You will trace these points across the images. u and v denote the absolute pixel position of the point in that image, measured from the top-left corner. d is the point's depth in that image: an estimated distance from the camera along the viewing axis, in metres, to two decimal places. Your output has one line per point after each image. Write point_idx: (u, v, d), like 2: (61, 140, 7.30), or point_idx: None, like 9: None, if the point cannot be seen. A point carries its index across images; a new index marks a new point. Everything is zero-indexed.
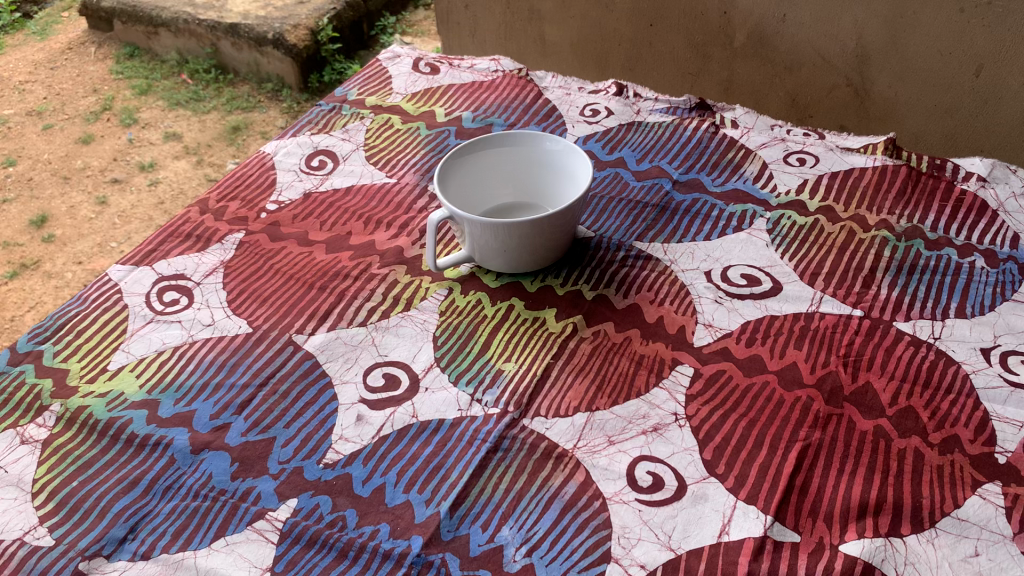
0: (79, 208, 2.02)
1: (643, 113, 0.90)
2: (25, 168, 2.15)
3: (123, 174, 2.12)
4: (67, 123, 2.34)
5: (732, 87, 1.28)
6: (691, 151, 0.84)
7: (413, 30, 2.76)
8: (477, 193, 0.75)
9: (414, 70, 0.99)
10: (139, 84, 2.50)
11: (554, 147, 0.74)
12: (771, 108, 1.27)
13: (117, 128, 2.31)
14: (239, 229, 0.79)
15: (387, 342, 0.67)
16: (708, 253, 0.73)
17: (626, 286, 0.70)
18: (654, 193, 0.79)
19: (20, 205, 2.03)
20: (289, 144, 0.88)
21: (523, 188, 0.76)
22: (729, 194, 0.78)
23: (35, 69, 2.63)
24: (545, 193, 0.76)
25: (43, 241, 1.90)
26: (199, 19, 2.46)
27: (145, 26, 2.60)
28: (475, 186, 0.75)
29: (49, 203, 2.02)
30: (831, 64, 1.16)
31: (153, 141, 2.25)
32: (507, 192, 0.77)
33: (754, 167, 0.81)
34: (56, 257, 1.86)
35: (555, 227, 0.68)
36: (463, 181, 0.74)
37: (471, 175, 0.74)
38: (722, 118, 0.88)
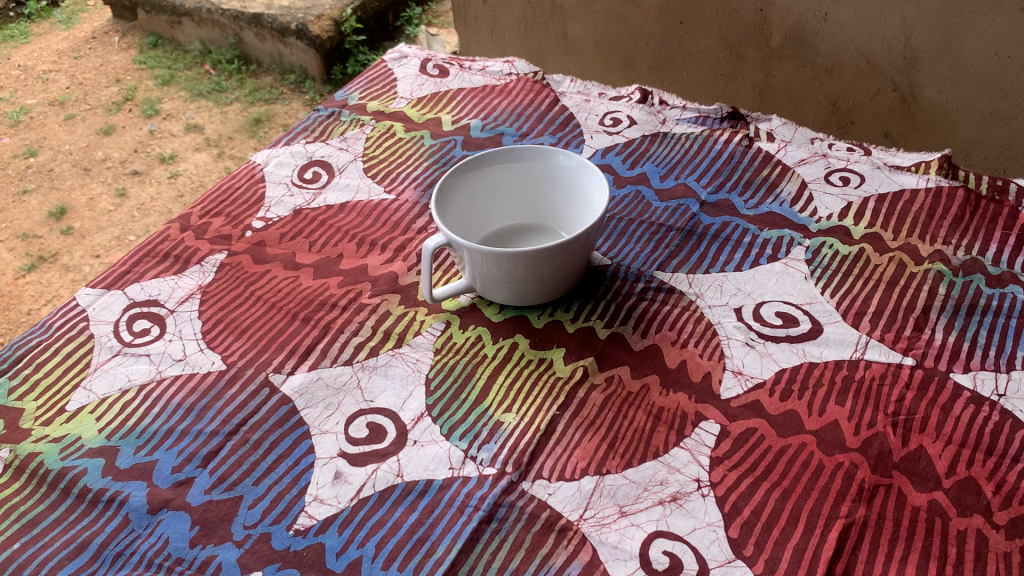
0: (99, 200, 1.96)
1: (669, 123, 0.82)
2: (45, 159, 2.11)
3: (143, 165, 2.07)
4: (89, 113, 2.29)
5: (768, 89, 1.19)
6: (720, 167, 0.76)
7: (442, 20, 2.67)
8: (480, 214, 0.68)
9: (421, 72, 0.91)
10: (161, 74, 2.44)
11: (567, 163, 0.66)
12: (809, 113, 1.18)
13: (137, 119, 2.25)
14: (222, 249, 0.72)
15: (374, 385, 0.60)
16: (738, 285, 0.64)
17: (645, 324, 0.62)
18: (678, 215, 0.71)
19: (39, 197, 1.98)
20: (282, 153, 0.81)
21: (531, 207, 0.69)
22: (763, 217, 0.70)
23: (59, 57, 2.59)
24: (557, 213, 0.68)
25: (61, 233, 1.85)
26: (221, 9, 2.40)
27: (168, 15, 2.54)
28: (478, 206, 0.67)
29: (68, 195, 1.97)
30: (877, 67, 1.07)
31: (174, 133, 2.19)
32: (513, 211, 0.69)
33: (791, 186, 0.73)
34: (74, 251, 1.81)
35: (566, 256, 0.60)
36: (465, 202, 0.66)
37: (473, 195, 0.66)
38: (756, 129, 0.80)
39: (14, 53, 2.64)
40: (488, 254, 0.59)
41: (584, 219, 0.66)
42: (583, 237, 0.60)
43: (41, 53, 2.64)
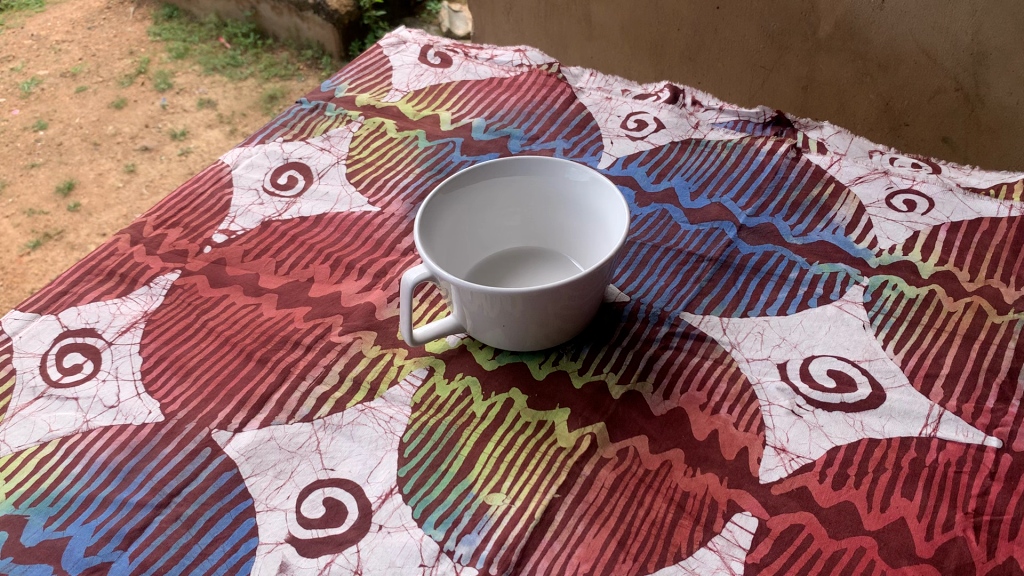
0: (107, 176, 1.86)
1: (703, 127, 0.70)
2: (54, 132, 2.00)
3: (154, 141, 1.95)
4: (101, 85, 2.17)
5: (812, 85, 1.07)
6: (762, 183, 0.64)
7: None
8: (475, 237, 0.57)
9: (421, 61, 0.80)
10: (176, 47, 2.33)
11: (579, 179, 0.54)
12: (858, 113, 1.06)
13: (147, 92, 2.14)
14: (175, 267, 0.62)
15: (336, 449, 0.49)
16: (783, 334, 0.53)
17: (668, 380, 0.51)
18: (712, 241, 0.60)
19: (47, 172, 1.88)
20: (255, 153, 0.71)
21: (535, 228, 0.58)
22: (813, 248, 0.59)
23: (73, 27, 2.47)
24: (565, 236, 0.57)
25: (68, 210, 1.75)
26: None
27: None
28: (473, 229, 0.56)
29: (76, 169, 1.87)
30: (939, 63, 0.94)
31: (187, 108, 2.07)
32: (514, 232, 0.58)
33: (846, 209, 0.62)
34: (80, 229, 1.71)
35: (576, 296, 0.49)
36: (457, 223, 0.55)
37: (467, 215, 0.55)
38: (805, 138, 0.69)
39: (28, 23, 2.52)
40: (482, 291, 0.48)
41: (598, 247, 0.55)
42: (596, 274, 0.48)
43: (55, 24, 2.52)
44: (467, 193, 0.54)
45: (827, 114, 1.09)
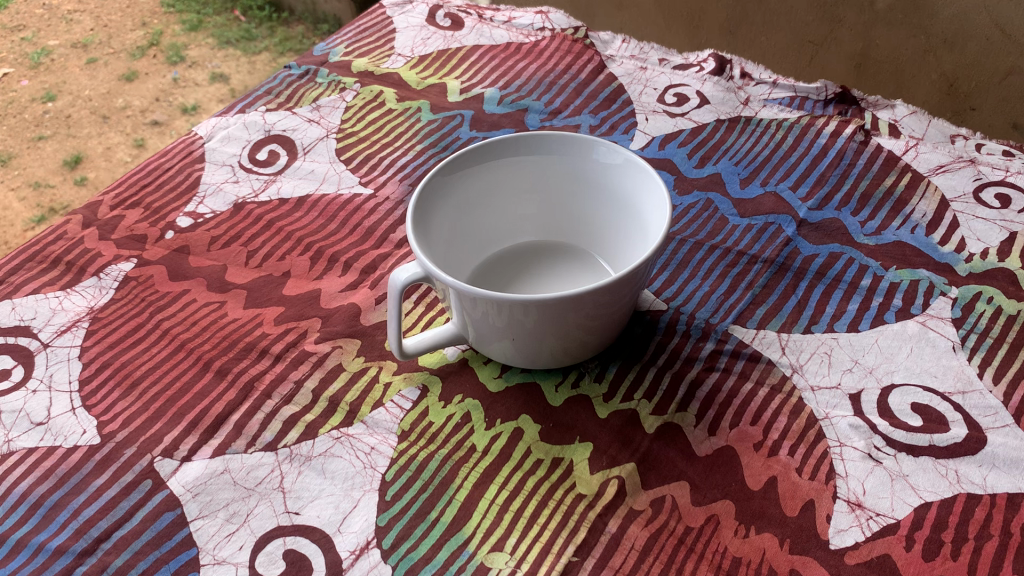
0: (117, 151, 1.43)
1: (752, 103, 0.60)
2: (63, 103, 1.52)
3: (163, 114, 1.50)
4: (111, 57, 1.66)
5: (865, 62, 0.94)
6: (825, 171, 0.54)
7: None
8: (483, 231, 0.48)
9: (429, 23, 0.71)
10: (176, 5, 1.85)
11: (609, 160, 0.45)
12: (915, 94, 0.93)
13: (119, 61, 1.65)
14: (131, 255, 0.52)
15: (303, 488, 0.40)
16: (853, 356, 0.44)
17: (714, 411, 0.41)
18: (767, 239, 0.50)
19: (54, 145, 1.43)
20: (232, 124, 0.61)
21: (554, 221, 0.49)
22: (888, 250, 0.49)
23: None
24: (591, 230, 0.48)
25: (75, 182, 1.33)
26: None
27: None
28: (479, 220, 0.47)
29: (84, 141, 1.43)
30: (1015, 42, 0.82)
31: (199, 82, 1.60)
32: (529, 225, 0.49)
33: (927, 204, 0.52)
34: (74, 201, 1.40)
35: (605, 304, 0.39)
36: (461, 212, 0.45)
37: (473, 203, 0.46)
38: (873, 119, 0.58)
39: None
40: (486, 297, 0.38)
41: (631, 243, 0.45)
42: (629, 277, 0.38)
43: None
44: (472, 178, 0.45)
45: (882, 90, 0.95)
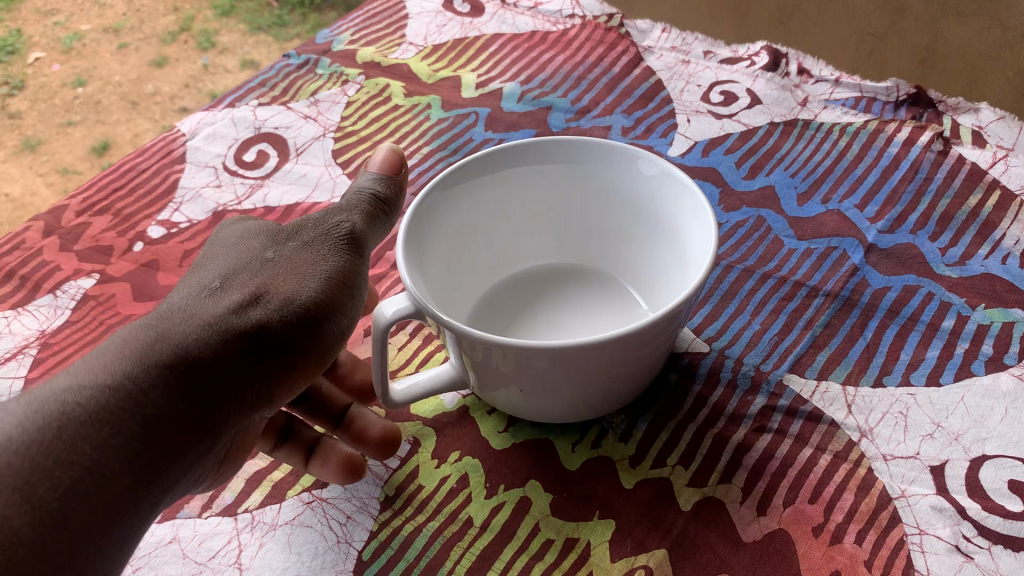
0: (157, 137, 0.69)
1: (811, 103, 0.52)
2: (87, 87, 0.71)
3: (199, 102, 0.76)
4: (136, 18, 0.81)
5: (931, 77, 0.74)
6: (897, 186, 0.46)
7: None
8: (488, 250, 0.41)
9: (445, 9, 0.63)
10: None
11: (639, 174, 0.37)
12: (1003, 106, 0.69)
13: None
14: (93, 270, 0.46)
15: (263, 566, 0.33)
16: (935, 419, 0.36)
17: (764, 483, 0.34)
18: (829, 268, 0.42)
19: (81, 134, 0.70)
20: (219, 120, 0.54)
21: (572, 240, 0.42)
22: (976, 284, 0.41)
23: None
24: (615, 253, 0.41)
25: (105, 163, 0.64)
26: None
27: None
28: (485, 238, 0.40)
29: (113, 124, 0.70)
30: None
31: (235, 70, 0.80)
32: (542, 243, 0.42)
33: (1021, 227, 0.43)
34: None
35: (632, 355, 0.32)
36: (463, 230, 0.38)
37: (478, 220, 0.39)
38: (953, 125, 0.50)
39: None
40: (486, 344, 0.31)
41: (663, 276, 0.38)
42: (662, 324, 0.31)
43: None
44: (478, 190, 0.38)
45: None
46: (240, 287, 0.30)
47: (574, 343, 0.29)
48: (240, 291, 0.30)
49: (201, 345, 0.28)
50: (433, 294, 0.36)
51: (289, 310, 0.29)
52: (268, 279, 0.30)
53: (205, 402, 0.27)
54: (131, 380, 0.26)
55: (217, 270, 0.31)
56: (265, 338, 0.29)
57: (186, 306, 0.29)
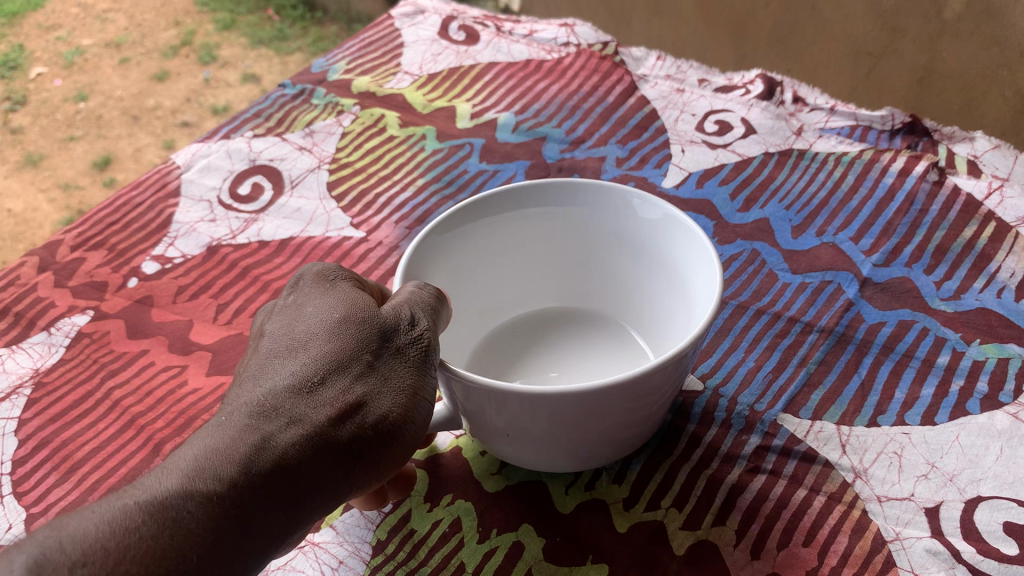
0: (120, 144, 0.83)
1: (806, 132, 0.52)
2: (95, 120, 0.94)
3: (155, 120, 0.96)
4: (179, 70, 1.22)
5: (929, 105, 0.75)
6: (892, 219, 0.46)
7: None
8: (489, 294, 0.41)
9: (441, 37, 0.63)
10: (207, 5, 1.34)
11: (646, 218, 0.37)
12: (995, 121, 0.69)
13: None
14: (87, 306, 0.46)
15: None
16: (930, 458, 0.36)
17: (759, 526, 0.33)
18: (823, 303, 0.42)
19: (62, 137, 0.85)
20: (214, 152, 0.54)
21: (573, 283, 0.42)
22: (972, 320, 0.41)
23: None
24: (618, 299, 0.41)
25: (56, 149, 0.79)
26: None
27: None
28: (484, 284, 0.40)
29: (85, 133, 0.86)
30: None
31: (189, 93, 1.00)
32: (540, 288, 0.42)
33: (1015, 260, 0.43)
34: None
35: (626, 412, 0.31)
36: (468, 273, 0.38)
37: (482, 262, 0.39)
38: (949, 154, 0.50)
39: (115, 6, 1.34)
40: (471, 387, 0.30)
41: (666, 317, 0.38)
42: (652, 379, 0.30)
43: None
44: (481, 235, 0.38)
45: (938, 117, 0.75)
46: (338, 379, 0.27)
47: (558, 394, 0.28)
48: (337, 390, 0.27)
49: (288, 460, 0.25)
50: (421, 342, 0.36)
51: (381, 425, 0.26)
52: (367, 376, 0.27)
53: (280, 524, 0.25)
54: (215, 506, 0.24)
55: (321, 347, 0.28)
56: (349, 457, 0.26)
57: (270, 405, 0.26)
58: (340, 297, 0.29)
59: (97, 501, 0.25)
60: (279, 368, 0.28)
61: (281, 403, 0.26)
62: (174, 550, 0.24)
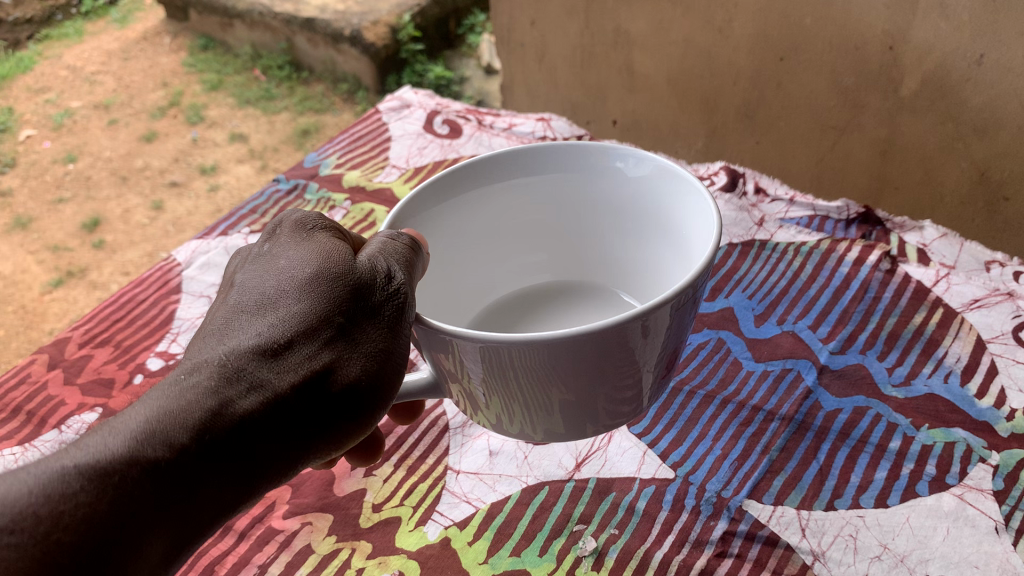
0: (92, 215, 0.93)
1: (768, 223, 0.57)
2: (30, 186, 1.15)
3: None
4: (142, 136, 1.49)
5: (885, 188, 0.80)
6: (847, 306, 0.50)
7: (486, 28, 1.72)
8: (485, 265, 0.43)
9: (426, 130, 0.67)
10: (234, 91, 1.67)
11: (640, 174, 0.38)
12: (948, 192, 0.75)
13: (140, 122, 1.59)
14: (96, 404, 0.48)
15: None
16: (882, 540, 0.38)
17: None
18: (784, 390, 0.45)
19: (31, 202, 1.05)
20: (214, 249, 0.58)
21: (570, 259, 0.44)
22: (921, 404, 0.44)
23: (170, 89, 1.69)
24: (615, 269, 0.43)
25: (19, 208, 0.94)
26: (273, 11, 1.68)
27: (222, 15, 1.78)
28: (480, 256, 0.42)
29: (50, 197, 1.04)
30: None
31: None
32: (537, 262, 0.44)
33: (961, 345, 0.47)
34: (104, 267, 1.26)
35: (619, 370, 0.30)
36: (465, 242, 0.40)
37: (480, 233, 0.41)
38: (900, 243, 0.54)
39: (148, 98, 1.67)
40: (461, 347, 0.29)
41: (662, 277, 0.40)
42: (645, 326, 0.29)
43: (6, 34, 1.86)
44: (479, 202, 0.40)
45: (896, 197, 0.79)
46: (297, 349, 0.31)
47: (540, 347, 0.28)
48: (296, 359, 0.31)
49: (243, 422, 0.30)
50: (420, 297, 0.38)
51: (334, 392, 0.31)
52: (324, 349, 0.31)
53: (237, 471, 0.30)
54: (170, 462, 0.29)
55: (284, 311, 0.31)
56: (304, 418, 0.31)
57: (234, 364, 0.31)
58: (307, 263, 0.32)
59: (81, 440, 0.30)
60: (242, 326, 0.32)
61: (244, 370, 0.30)
62: (127, 500, 0.29)
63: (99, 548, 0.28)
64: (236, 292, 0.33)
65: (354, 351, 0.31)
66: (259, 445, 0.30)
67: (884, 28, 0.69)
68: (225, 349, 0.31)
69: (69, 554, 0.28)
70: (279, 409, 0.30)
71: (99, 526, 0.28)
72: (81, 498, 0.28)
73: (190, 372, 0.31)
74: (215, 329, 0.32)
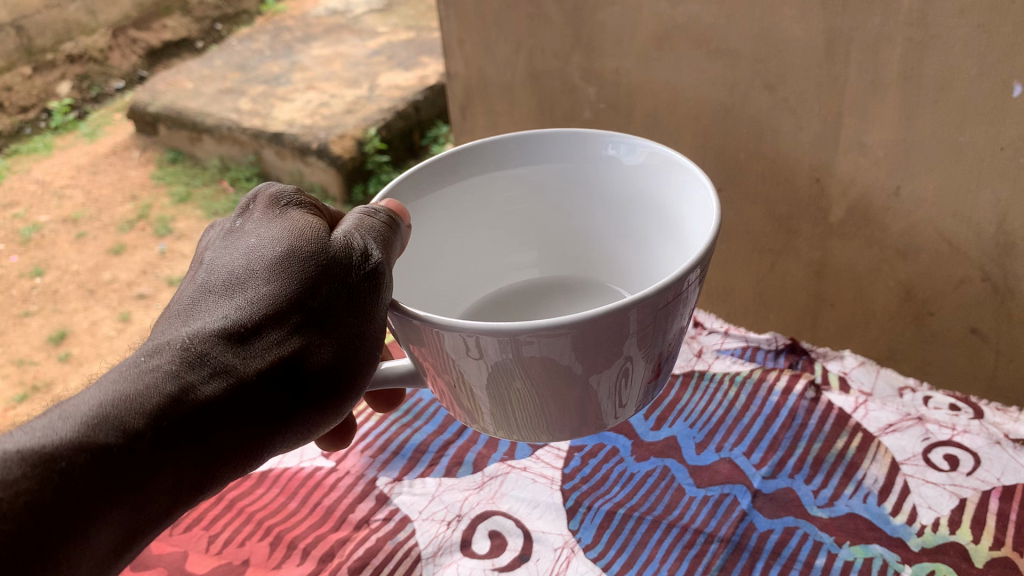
0: None
1: (706, 355, 0.63)
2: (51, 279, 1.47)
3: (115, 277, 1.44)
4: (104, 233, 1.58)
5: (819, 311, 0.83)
6: (778, 433, 0.56)
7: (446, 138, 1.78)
8: (488, 252, 0.54)
9: None
10: (188, 196, 1.71)
11: (613, 156, 0.49)
12: (874, 314, 0.78)
13: (107, 234, 1.58)
14: None
15: None
16: None
17: None
18: (721, 514, 0.51)
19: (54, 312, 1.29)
20: None
21: (557, 254, 0.55)
22: (842, 523, 0.50)
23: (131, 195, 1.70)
24: (597, 258, 0.54)
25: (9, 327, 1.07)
26: (242, 127, 1.76)
27: (190, 130, 1.84)
28: (485, 250, 0.54)
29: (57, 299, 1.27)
30: (1015, 252, 0.65)
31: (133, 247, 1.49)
32: (530, 258, 0.56)
33: (878, 467, 0.53)
34: (70, 378, 1.23)
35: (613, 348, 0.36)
36: (471, 235, 0.52)
37: (484, 227, 0.52)
38: (824, 372, 0.60)
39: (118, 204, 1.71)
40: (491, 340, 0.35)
41: (647, 252, 0.51)
42: (630, 317, 0.35)
43: None
44: (485, 188, 0.51)
45: (826, 320, 0.83)
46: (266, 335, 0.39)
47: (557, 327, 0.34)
48: (265, 342, 0.39)
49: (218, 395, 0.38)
50: (433, 275, 0.50)
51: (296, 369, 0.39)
52: (290, 336, 0.39)
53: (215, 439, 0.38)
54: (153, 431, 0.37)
55: (253, 299, 0.39)
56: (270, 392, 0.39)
57: (212, 344, 0.38)
58: (275, 256, 0.39)
59: (73, 405, 0.37)
60: (216, 309, 0.40)
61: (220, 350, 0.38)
62: (111, 461, 0.36)
63: (86, 501, 0.35)
64: (212, 277, 0.41)
65: (314, 335, 0.39)
66: (214, 423, 0.38)
67: (811, 161, 0.72)
68: (198, 329, 0.39)
69: (33, 517, 0.34)
70: (238, 388, 0.38)
71: (62, 493, 0.35)
72: (58, 464, 0.35)
73: (176, 348, 0.38)
74: (194, 309, 0.40)
